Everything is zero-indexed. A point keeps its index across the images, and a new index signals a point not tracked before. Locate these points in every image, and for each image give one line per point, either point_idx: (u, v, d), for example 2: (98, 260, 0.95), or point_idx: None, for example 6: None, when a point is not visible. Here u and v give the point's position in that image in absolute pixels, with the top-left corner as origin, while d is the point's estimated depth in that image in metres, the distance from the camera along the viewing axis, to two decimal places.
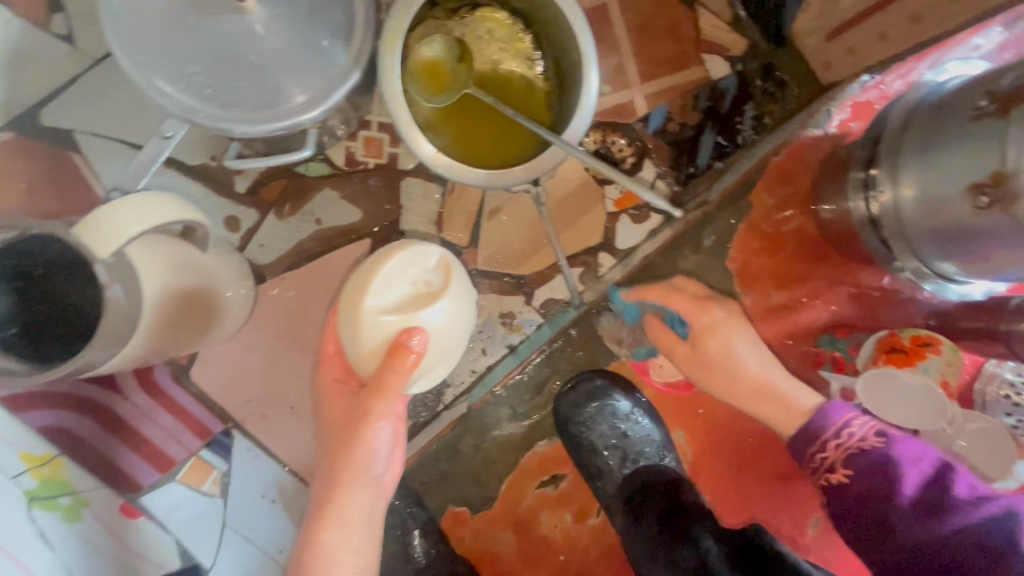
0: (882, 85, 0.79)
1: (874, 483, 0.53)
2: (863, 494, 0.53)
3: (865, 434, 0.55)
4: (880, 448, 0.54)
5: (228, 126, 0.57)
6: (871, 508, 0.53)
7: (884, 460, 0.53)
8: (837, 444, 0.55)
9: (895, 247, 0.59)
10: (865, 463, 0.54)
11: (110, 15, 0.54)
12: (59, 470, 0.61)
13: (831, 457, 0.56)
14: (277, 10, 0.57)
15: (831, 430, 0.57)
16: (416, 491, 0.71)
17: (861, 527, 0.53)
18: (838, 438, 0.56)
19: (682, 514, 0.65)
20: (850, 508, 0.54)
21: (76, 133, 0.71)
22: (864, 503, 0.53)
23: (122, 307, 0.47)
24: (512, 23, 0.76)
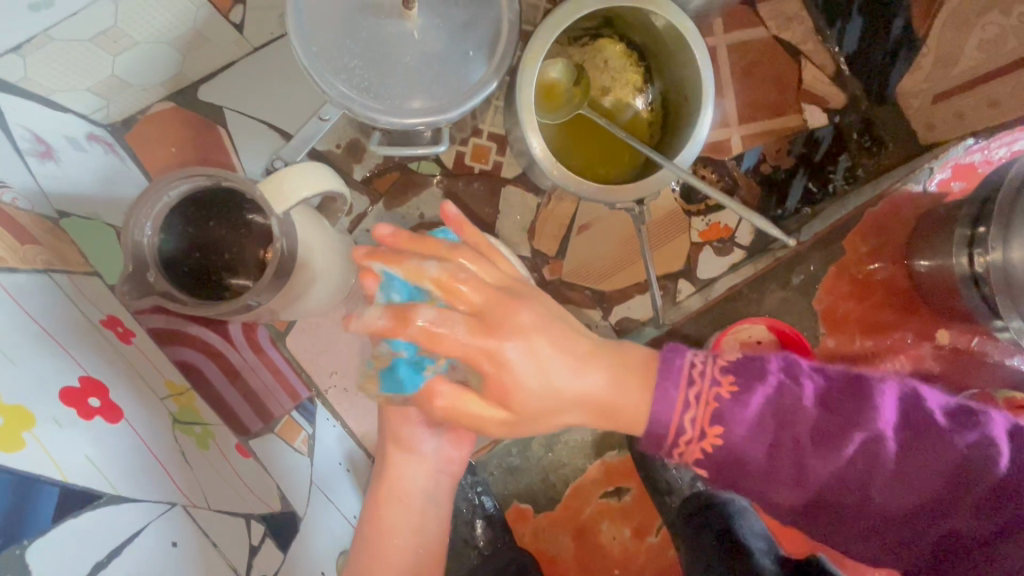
0: (988, 149, 0.80)
1: (841, 438, 0.50)
2: (728, 456, 0.51)
3: (712, 385, 0.51)
4: (729, 402, 0.50)
5: (375, 117, 0.63)
6: (805, 467, 0.50)
7: (732, 419, 0.50)
8: (787, 411, 0.50)
9: (1000, 305, 0.60)
10: (726, 420, 0.50)
11: (295, 7, 0.61)
12: (192, 403, 0.56)
13: (697, 425, 0.50)
14: (434, 21, 0.65)
15: (685, 385, 0.51)
16: (486, 481, 0.75)
17: (769, 479, 0.51)
18: (687, 377, 0.51)
19: (741, 533, 0.65)
20: (723, 459, 0.51)
21: (224, 109, 0.80)
22: (789, 469, 0.50)
23: (282, 259, 0.54)
24: (627, 55, 0.81)
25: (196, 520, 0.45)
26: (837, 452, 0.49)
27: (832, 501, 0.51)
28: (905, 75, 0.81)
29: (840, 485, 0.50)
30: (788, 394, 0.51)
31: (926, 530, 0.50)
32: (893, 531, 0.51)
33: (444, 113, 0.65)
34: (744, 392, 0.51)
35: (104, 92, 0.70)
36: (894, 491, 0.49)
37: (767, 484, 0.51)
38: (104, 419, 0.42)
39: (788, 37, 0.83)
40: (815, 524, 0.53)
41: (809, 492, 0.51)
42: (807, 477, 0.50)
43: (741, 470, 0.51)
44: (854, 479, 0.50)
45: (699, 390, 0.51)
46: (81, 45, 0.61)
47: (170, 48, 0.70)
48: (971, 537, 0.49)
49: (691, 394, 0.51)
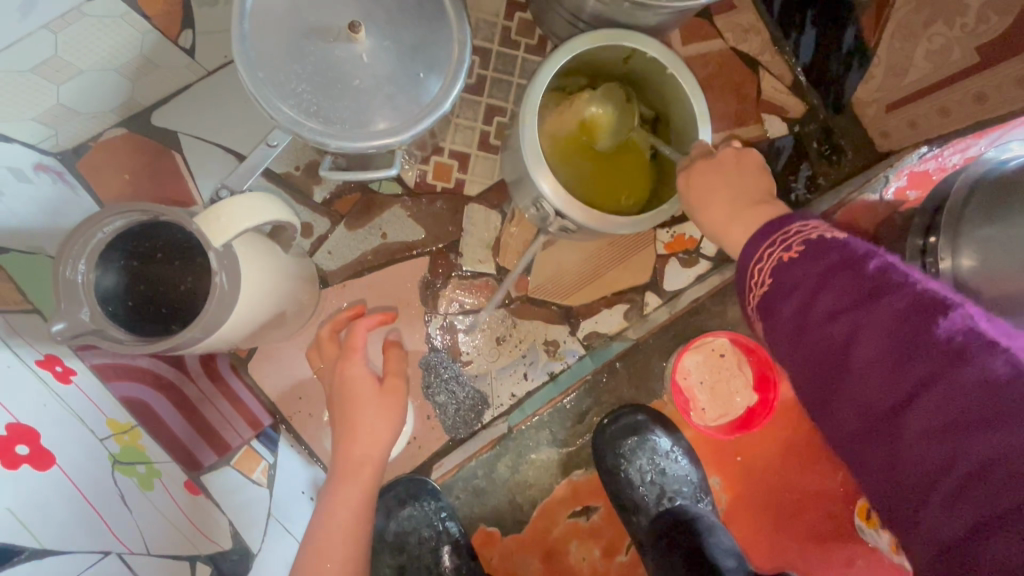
0: (942, 158, 0.75)
1: (917, 335, 0.36)
2: (828, 261, 0.41)
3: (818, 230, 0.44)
4: (828, 246, 0.42)
5: (326, 141, 0.63)
6: (820, 333, 0.40)
7: (818, 261, 0.42)
8: (883, 289, 0.39)
9: None
10: (822, 251, 0.42)
11: (240, 34, 0.61)
12: (137, 440, 0.55)
13: (777, 255, 0.45)
14: (384, 43, 0.64)
15: (774, 239, 0.45)
16: (451, 505, 0.75)
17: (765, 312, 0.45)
18: (791, 230, 0.45)
19: (713, 553, 0.66)
20: (785, 294, 0.43)
21: (180, 134, 0.80)
22: (811, 334, 0.41)
23: (224, 291, 0.52)
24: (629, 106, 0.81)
25: (132, 567, 0.43)
26: (909, 340, 0.36)
27: (846, 386, 0.39)
28: (859, 84, 0.80)
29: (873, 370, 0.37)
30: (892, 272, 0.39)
31: None
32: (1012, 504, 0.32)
33: (395, 136, 0.64)
34: (800, 277, 0.42)
35: (51, 121, 0.68)
36: (972, 417, 0.34)
37: (768, 310, 0.44)
38: (33, 467, 0.41)
39: (746, 48, 0.85)
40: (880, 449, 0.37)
41: (804, 336, 0.41)
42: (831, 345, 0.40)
43: (787, 285, 0.43)
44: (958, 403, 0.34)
45: (770, 254, 0.45)
46: (21, 76, 0.59)
47: (119, 75, 0.69)
48: None
49: (790, 235, 0.45)
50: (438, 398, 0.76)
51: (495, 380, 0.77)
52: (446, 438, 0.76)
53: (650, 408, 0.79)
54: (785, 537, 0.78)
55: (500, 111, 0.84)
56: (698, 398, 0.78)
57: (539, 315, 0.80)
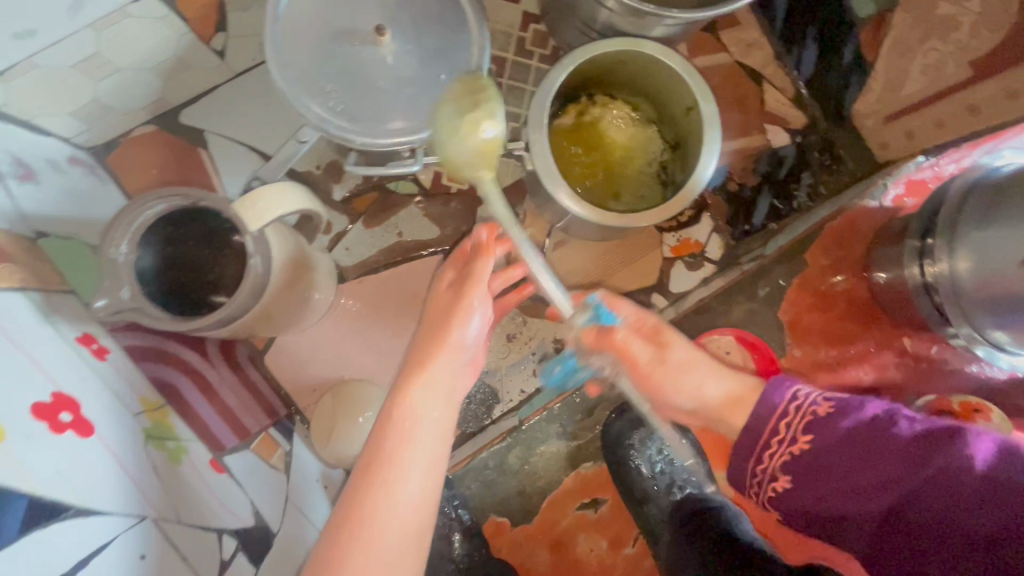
0: (937, 167, 0.83)
1: (870, 442, 0.53)
2: (811, 463, 0.54)
3: (811, 404, 0.57)
4: (827, 415, 0.55)
5: (351, 138, 0.66)
6: (896, 483, 0.50)
7: (780, 403, 0.58)
8: (863, 429, 0.54)
9: (950, 313, 0.63)
10: (819, 432, 0.55)
11: (272, 35, 0.64)
12: (166, 418, 0.57)
13: (792, 429, 0.56)
14: (408, 47, 0.67)
15: (789, 399, 0.58)
16: (463, 494, 0.77)
17: (856, 495, 0.52)
18: (791, 408, 0.57)
19: (740, 535, 0.67)
20: (807, 472, 0.54)
21: (206, 132, 0.82)
22: (865, 475, 0.52)
23: (257, 276, 0.56)
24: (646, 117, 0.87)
25: (166, 533, 0.45)
26: (954, 463, 0.49)
27: (951, 535, 0.47)
28: (859, 95, 0.85)
29: (846, 476, 0.52)
30: (848, 411, 0.55)
31: None
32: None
33: (417, 134, 0.67)
34: (834, 412, 0.55)
35: (85, 115, 0.71)
36: (913, 509, 0.49)
37: (861, 492, 0.52)
38: (77, 433, 0.43)
39: (750, 62, 0.88)
40: (883, 556, 0.50)
41: (888, 509, 0.50)
42: (854, 473, 0.52)
43: (832, 447, 0.54)
44: (934, 500, 0.48)
45: (797, 411, 0.57)
46: (64, 71, 0.62)
47: (153, 73, 0.72)
48: None
49: (792, 408, 0.58)
50: None
51: (504, 376, 0.78)
52: (457, 431, 0.76)
53: None
54: (798, 524, 0.79)
55: (514, 116, 0.88)
56: None
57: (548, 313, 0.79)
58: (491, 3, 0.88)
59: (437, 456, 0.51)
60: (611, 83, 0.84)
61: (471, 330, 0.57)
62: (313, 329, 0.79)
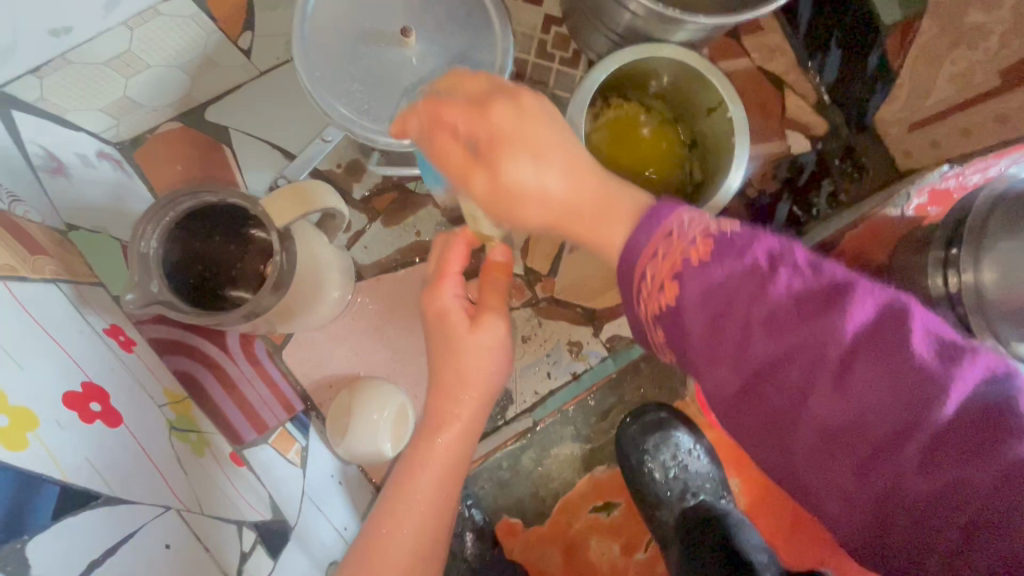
0: (963, 176, 0.77)
1: (733, 298, 0.40)
2: (684, 318, 0.42)
3: (686, 245, 0.42)
4: (695, 265, 0.41)
5: (376, 137, 0.66)
6: (778, 360, 0.39)
7: (700, 284, 0.41)
8: (720, 275, 0.40)
9: (973, 324, 0.62)
10: (691, 281, 0.41)
11: (300, 35, 0.65)
12: (189, 410, 0.58)
13: (656, 280, 0.43)
14: (433, 49, 0.68)
15: (659, 234, 0.43)
16: (476, 494, 0.77)
17: (718, 358, 0.41)
18: (668, 237, 0.43)
19: None
20: (674, 327, 0.43)
21: (231, 130, 0.83)
22: (760, 359, 0.40)
23: (281, 272, 0.56)
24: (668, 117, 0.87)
25: (188, 523, 0.46)
26: (888, 358, 0.37)
27: (797, 417, 0.39)
28: (883, 104, 0.84)
29: (708, 336, 0.41)
30: (724, 259, 0.41)
31: (878, 473, 0.36)
32: (837, 454, 0.37)
33: None
34: (714, 256, 0.41)
35: (115, 112, 0.73)
36: (773, 377, 0.39)
37: (728, 357, 0.40)
38: (106, 422, 0.44)
39: (772, 68, 0.89)
40: (746, 426, 0.42)
41: (751, 378, 0.40)
42: (736, 341, 0.40)
43: (703, 301, 0.41)
44: (785, 375, 0.39)
45: (682, 232, 0.43)
46: (97, 68, 0.64)
47: (182, 72, 0.73)
48: (915, 502, 0.35)
49: (669, 243, 0.43)
50: None
51: (518, 377, 0.77)
52: None
53: (674, 408, 0.81)
54: (810, 534, 0.78)
55: None
56: None
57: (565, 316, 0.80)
58: (513, 6, 0.88)
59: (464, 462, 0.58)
60: (634, 85, 0.83)
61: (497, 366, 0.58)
62: (332, 326, 0.80)
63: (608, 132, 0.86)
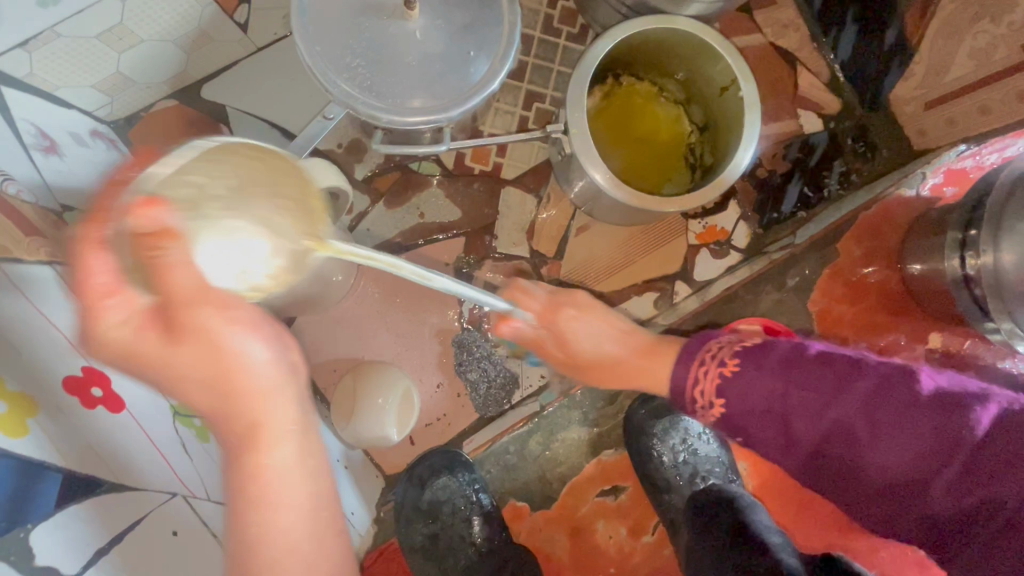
0: (979, 154, 0.80)
1: (778, 386, 0.55)
2: (733, 407, 0.57)
3: (720, 364, 0.58)
4: (731, 371, 0.57)
5: (378, 115, 0.64)
6: (823, 435, 0.53)
7: (738, 382, 0.56)
8: (768, 371, 0.56)
9: (992, 307, 0.61)
10: (732, 391, 0.57)
11: (300, 7, 0.63)
12: None
13: (705, 391, 0.58)
14: (437, 22, 0.66)
15: (696, 366, 0.59)
16: (484, 478, 0.78)
17: (777, 441, 0.56)
18: (701, 357, 0.59)
19: (757, 531, 0.63)
20: (738, 421, 0.57)
21: (228, 108, 0.81)
22: (825, 435, 0.53)
23: None
24: (677, 99, 0.84)
25: (195, 509, 0.47)
26: (902, 414, 0.51)
27: (858, 473, 0.53)
28: (899, 81, 0.82)
29: (767, 418, 0.56)
30: (766, 357, 0.57)
31: (913, 505, 0.51)
32: (883, 496, 0.52)
33: (445, 112, 0.66)
34: (744, 368, 0.57)
35: (109, 89, 0.70)
36: (823, 447, 0.54)
37: (785, 442, 0.56)
38: (108, 408, 0.43)
39: (784, 44, 0.86)
40: (828, 485, 0.55)
41: (808, 455, 0.55)
42: (788, 421, 0.55)
43: (745, 402, 0.56)
44: (838, 445, 0.53)
45: (719, 356, 0.58)
46: (90, 41, 0.61)
47: (176, 47, 0.71)
48: (952, 520, 0.50)
49: (712, 355, 0.59)
50: (470, 375, 0.79)
51: (524, 362, 0.80)
52: (475, 416, 0.79)
53: None
54: (817, 516, 0.79)
55: (539, 97, 0.86)
56: None
57: None
58: None
59: (299, 451, 0.46)
60: (643, 63, 0.81)
61: (254, 355, 0.45)
62: (335, 309, 0.79)
63: (615, 111, 0.83)
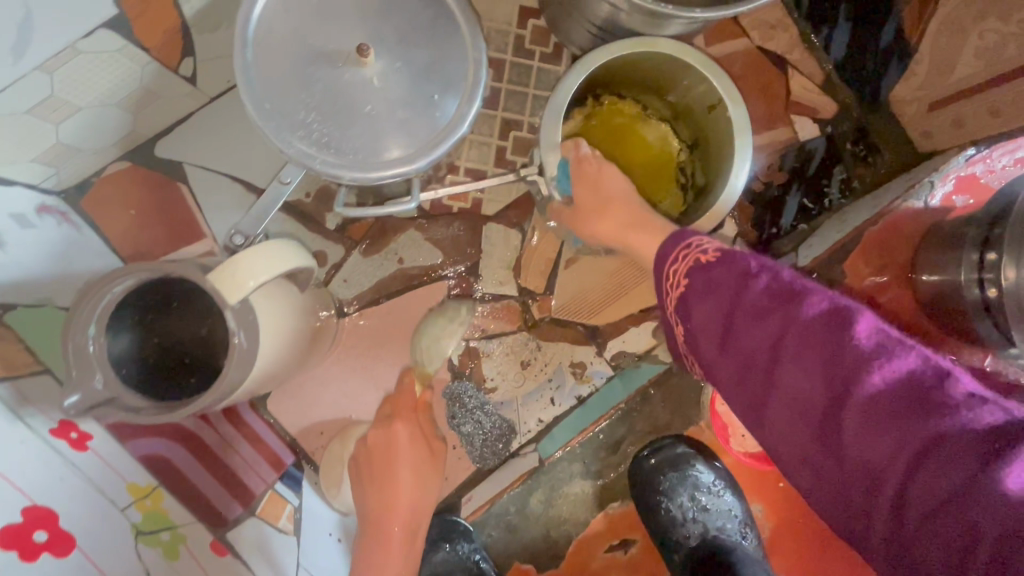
0: (990, 159, 0.70)
1: (750, 301, 0.44)
2: (705, 305, 0.47)
3: (699, 254, 0.49)
4: (707, 267, 0.47)
5: (339, 174, 0.59)
6: (769, 355, 0.42)
7: (701, 283, 0.47)
8: (748, 280, 0.45)
9: (1017, 334, 0.55)
10: (694, 287, 0.48)
11: (243, 63, 0.57)
12: (158, 502, 0.59)
13: (675, 289, 0.50)
14: (395, 64, 0.60)
15: (681, 254, 0.50)
16: (485, 543, 0.75)
17: (708, 348, 0.47)
18: (687, 253, 0.50)
19: None
20: (703, 325, 0.47)
21: (186, 165, 0.76)
22: (739, 340, 0.44)
23: (243, 354, 0.48)
24: (664, 116, 0.79)
25: None
26: (806, 337, 0.41)
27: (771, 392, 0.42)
28: (900, 80, 0.77)
29: (733, 337, 0.45)
30: (761, 269, 0.45)
31: (854, 461, 0.38)
32: (809, 433, 0.40)
33: (412, 164, 0.61)
34: (710, 270, 0.47)
35: (52, 160, 0.65)
36: (806, 390, 0.40)
37: (720, 348, 0.46)
38: (53, 553, 0.46)
39: (772, 46, 0.81)
40: (759, 412, 0.44)
41: (749, 370, 0.44)
42: (727, 329, 0.45)
43: (730, 308, 0.45)
44: (762, 361, 0.43)
45: (706, 257, 0.48)
46: (20, 118, 0.56)
47: (119, 108, 0.65)
48: (862, 473, 0.38)
49: (692, 257, 0.50)
50: (465, 428, 0.76)
51: (522, 406, 0.77)
52: (474, 467, 0.76)
53: (685, 437, 0.77)
54: (831, 561, 0.75)
55: (516, 124, 0.81)
56: (736, 424, 0.76)
57: (564, 336, 0.79)
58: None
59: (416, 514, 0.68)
60: (625, 81, 0.75)
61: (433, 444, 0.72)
62: (317, 371, 0.75)
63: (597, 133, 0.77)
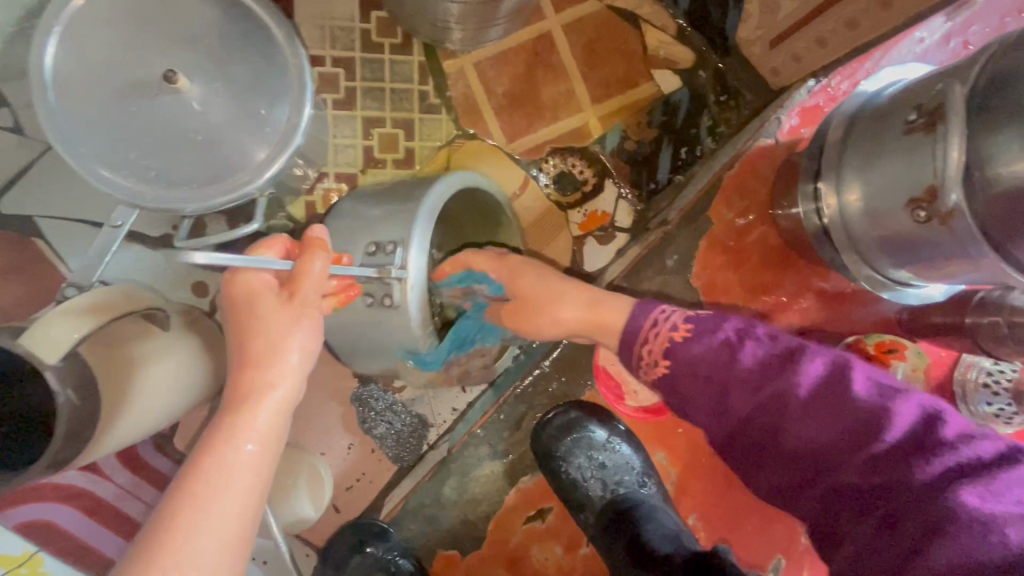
0: (829, 88, 0.80)
1: (725, 366, 0.51)
2: (694, 368, 0.52)
3: (669, 328, 0.55)
4: (680, 340, 0.54)
5: (177, 207, 0.58)
6: (748, 407, 0.50)
7: (687, 351, 0.53)
8: (715, 350, 0.52)
9: (848, 259, 0.60)
10: (678, 354, 0.53)
11: (47, 109, 0.55)
12: (37, 568, 0.56)
13: (650, 349, 0.55)
14: (213, 84, 0.58)
15: (647, 324, 0.56)
16: (407, 538, 0.78)
17: (707, 411, 0.53)
18: (653, 322, 0.56)
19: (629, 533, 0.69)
20: (687, 383, 0.53)
21: (36, 218, 0.72)
22: (733, 404, 0.51)
23: (73, 414, 0.46)
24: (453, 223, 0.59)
25: None
26: (820, 397, 0.48)
27: (778, 446, 0.49)
28: (739, 23, 0.79)
29: (723, 396, 0.51)
30: (720, 335, 0.53)
31: (825, 483, 0.47)
32: (794, 468, 0.49)
33: (250, 185, 0.59)
34: (692, 337, 0.53)
35: None
36: (789, 435, 0.49)
37: (715, 412, 0.52)
38: None
39: (622, 3, 0.80)
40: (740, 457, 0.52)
41: (732, 423, 0.52)
42: (723, 393, 0.51)
43: (698, 371, 0.52)
44: (763, 420, 0.50)
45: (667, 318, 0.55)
46: None
47: None
48: (838, 497, 0.47)
49: (662, 318, 0.56)
50: (376, 431, 0.77)
51: (432, 401, 0.77)
52: (394, 466, 0.77)
53: (584, 402, 0.80)
54: (733, 491, 0.81)
55: (378, 121, 0.79)
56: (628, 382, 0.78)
57: None
58: None
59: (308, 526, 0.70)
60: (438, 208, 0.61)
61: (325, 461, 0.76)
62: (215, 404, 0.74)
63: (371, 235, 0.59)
